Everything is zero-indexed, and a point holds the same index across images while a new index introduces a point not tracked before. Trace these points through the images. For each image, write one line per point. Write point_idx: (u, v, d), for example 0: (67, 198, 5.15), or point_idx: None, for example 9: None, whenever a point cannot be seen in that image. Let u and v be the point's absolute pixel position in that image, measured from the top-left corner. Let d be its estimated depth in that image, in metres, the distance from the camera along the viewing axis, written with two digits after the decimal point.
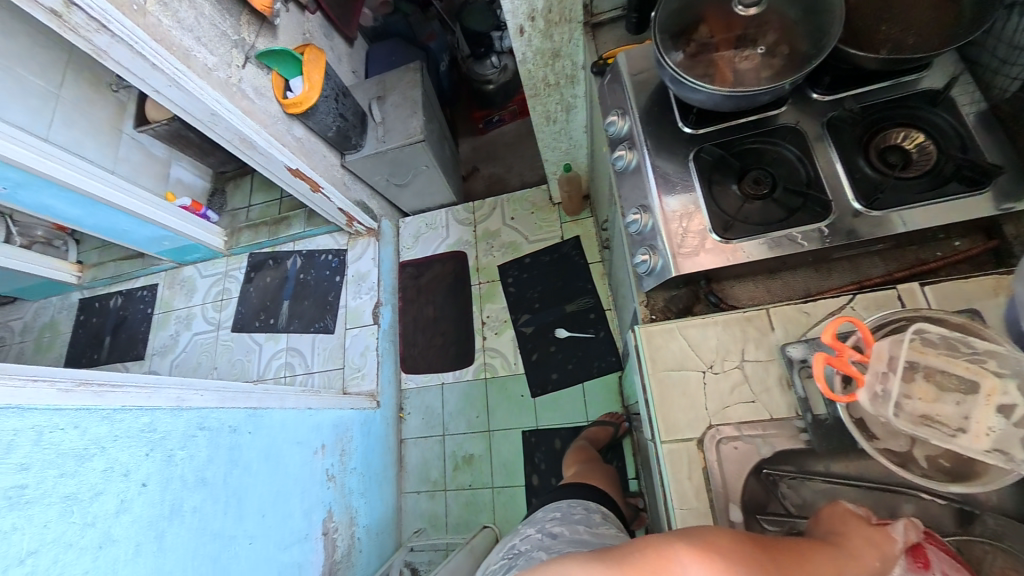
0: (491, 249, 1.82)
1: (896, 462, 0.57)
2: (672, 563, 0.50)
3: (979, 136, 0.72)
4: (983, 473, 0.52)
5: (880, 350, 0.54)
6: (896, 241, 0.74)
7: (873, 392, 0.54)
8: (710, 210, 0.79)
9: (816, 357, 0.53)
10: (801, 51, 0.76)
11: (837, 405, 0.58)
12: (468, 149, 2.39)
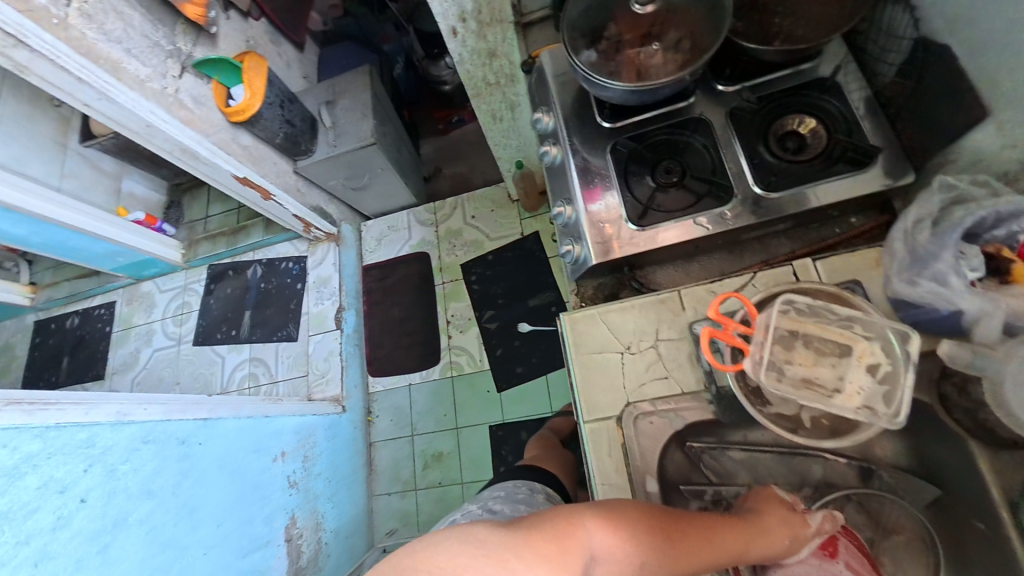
0: (453, 248, 1.82)
1: (789, 427, 0.61)
2: (584, 529, 0.52)
3: (864, 119, 0.80)
4: (858, 430, 0.57)
5: (762, 323, 0.58)
6: (796, 220, 0.82)
7: (755, 362, 0.57)
8: (626, 200, 0.85)
9: (703, 332, 0.58)
10: (701, 47, 0.81)
11: (730, 377, 0.61)
12: (430, 149, 2.39)
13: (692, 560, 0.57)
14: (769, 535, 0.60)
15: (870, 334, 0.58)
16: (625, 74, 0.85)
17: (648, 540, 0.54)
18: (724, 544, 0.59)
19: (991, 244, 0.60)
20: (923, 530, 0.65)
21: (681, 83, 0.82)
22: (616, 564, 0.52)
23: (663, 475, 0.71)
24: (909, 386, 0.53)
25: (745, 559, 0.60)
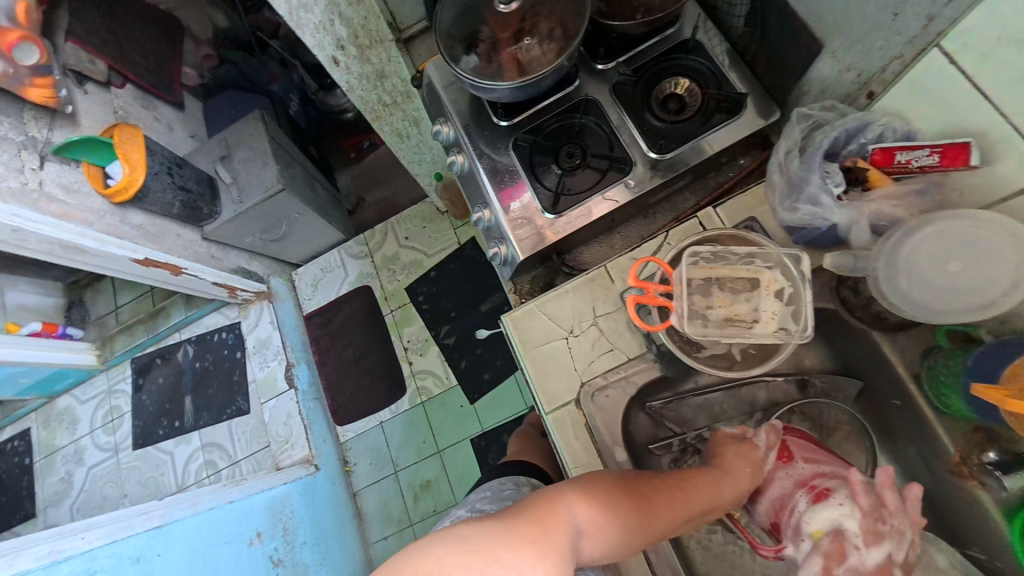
0: (394, 274, 1.77)
1: (726, 364, 0.66)
2: (564, 506, 0.53)
3: (727, 71, 0.89)
4: (777, 354, 0.63)
5: (676, 278, 0.63)
6: (692, 176, 0.89)
7: (681, 315, 0.62)
8: (537, 191, 0.87)
9: (628, 299, 0.62)
10: (571, 31, 0.85)
11: (664, 335, 0.65)
12: (349, 180, 2.29)
13: (671, 513, 0.60)
14: (732, 472, 0.65)
15: (770, 263, 0.65)
16: (508, 71, 0.87)
17: (625, 503, 0.57)
18: (699, 492, 0.62)
19: (850, 159, 0.67)
20: (856, 421, 0.72)
21: (562, 70, 0.86)
22: (601, 530, 0.54)
23: (628, 437, 0.74)
24: (810, 300, 0.60)
25: (721, 500, 0.63)
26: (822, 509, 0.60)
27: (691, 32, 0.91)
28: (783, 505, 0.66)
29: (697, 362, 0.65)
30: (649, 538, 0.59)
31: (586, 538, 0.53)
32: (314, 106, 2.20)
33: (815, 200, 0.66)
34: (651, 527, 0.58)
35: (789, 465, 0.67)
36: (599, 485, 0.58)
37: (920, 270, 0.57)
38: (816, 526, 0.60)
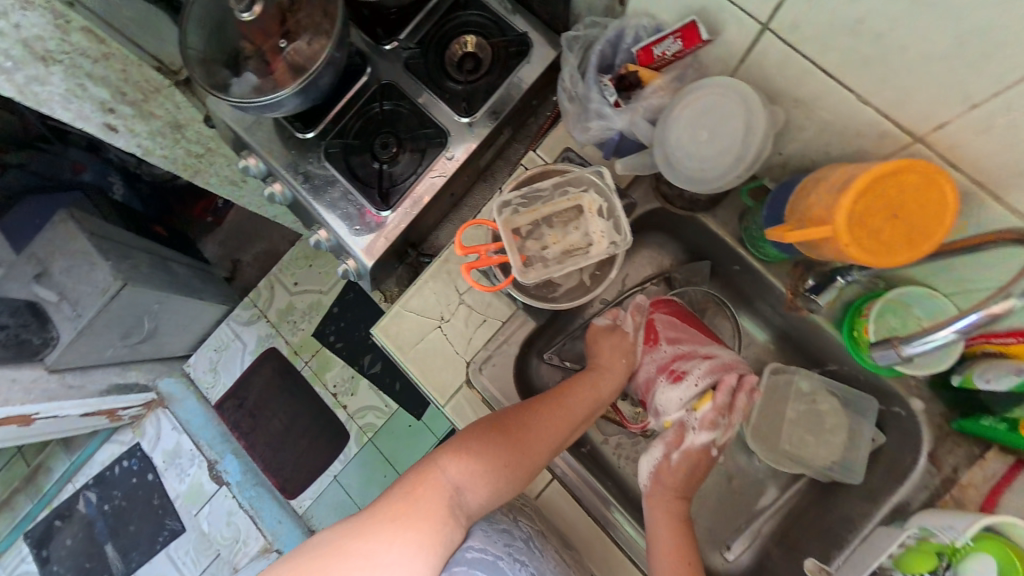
0: (296, 323, 1.53)
1: (583, 290, 0.71)
2: (436, 469, 0.61)
3: (509, 16, 0.89)
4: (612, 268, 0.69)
5: (502, 237, 0.64)
6: (512, 127, 0.92)
7: (518, 267, 0.64)
8: (363, 192, 0.84)
9: (465, 268, 0.63)
10: (331, 16, 0.79)
11: (516, 290, 0.68)
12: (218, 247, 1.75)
13: (549, 431, 0.66)
14: (602, 371, 0.73)
15: (584, 187, 0.69)
16: (282, 78, 0.80)
17: (498, 442, 0.63)
18: (571, 402, 0.69)
19: (626, 65, 0.70)
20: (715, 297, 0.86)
21: (335, 62, 0.80)
22: (479, 476, 0.61)
23: (528, 385, 0.79)
24: (621, 209, 0.66)
25: (595, 400, 0.71)
26: (673, 391, 0.71)
27: None
28: (648, 386, 0.76)
29: (555, 300, 0.70)
30: (536, 458, 0.64)
31: (465, 488, 0.60)
32: (144, 180, 1.58)
33: (602, 115, 0.71)
34: (534, 452, 0.64)
35: (654, 348, 0.76)
36: (474, 436, 0.63)
37: (685, 142, 0.62)
38: (667, 404, 0.72)
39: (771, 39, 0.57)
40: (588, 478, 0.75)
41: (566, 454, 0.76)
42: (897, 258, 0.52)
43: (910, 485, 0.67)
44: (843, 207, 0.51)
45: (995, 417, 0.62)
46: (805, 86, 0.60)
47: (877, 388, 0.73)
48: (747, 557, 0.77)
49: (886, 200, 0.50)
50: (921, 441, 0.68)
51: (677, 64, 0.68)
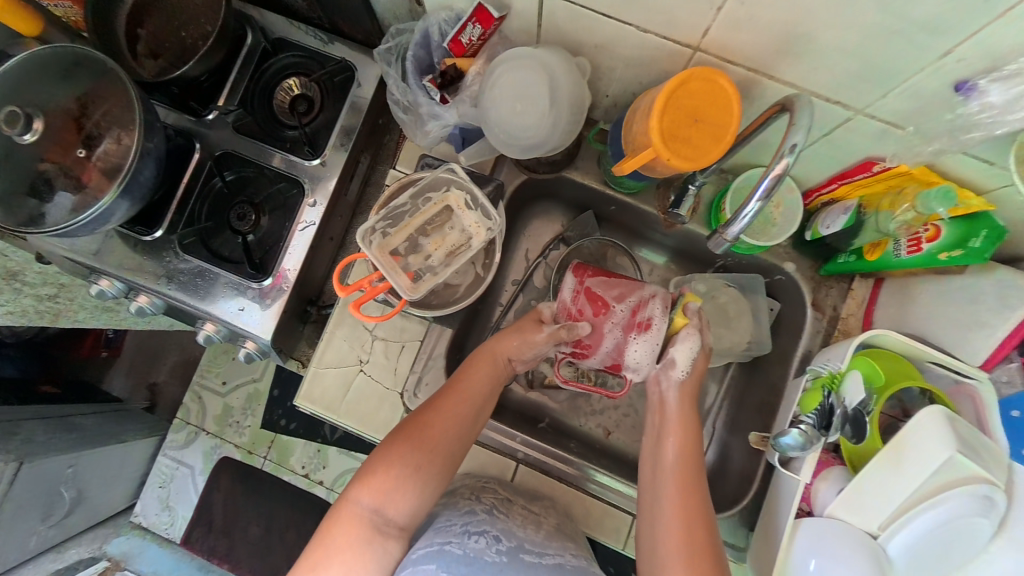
0: (240, 423, 1.28)
1: (481, 282, 0.75)
2: (350, 499, 0.61)
3: (324, 48, 0.88)
4: (494, 252, 0.74)
5: (374, 264, 0.65)
6: (369, 152, 0.92)
7: (400, 289, 0.66)
8: (238, 271, 0.80)
9: (352, 308, 0.63)
10: (127, 105, 0.73)
11: (417, 308, 0.72)
12: (127, 380, 1.52)
13: (452, 421, 0.66)
14: (494, 341, 0.75)
15: (445, 186, 0.72)
16: (98, 184, 0.73)
17: (403, 452, 0.63)
18: (467, 384, 0.69)
19: (447, 59, 0.72)
20: (614, 242, 0.93)
21: (153, 152, 0.74)
22: (394, 491, 0.61)
23: None
24: (482, 195, 0.69)
25: (492, 374, 0.72)
26: (645, 341, 0.72)
27: (268, 35, 0.88)
28: (618, 350, 0.73)
29: (460, 301, 0.74)
30: (448, 449, 0.65)
31: (383, 507, 0.60)
32: (11, 344, 1.33)
33: (434, 113, 0.74)
34: (442, 446, 0.65)
35: (607, 310, 0.73)
36: (383, 453, 0.64)
37: (503, 113, 0.61)
38: (642, 357, 0.73)
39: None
40: (546, 448, 0.80)
41: (523, 439, 0.80)
42: (714, 152, 0.58)
43: (807, 334, 0.83)
44: (655, 126, 0.57)
45: (847, 254, 0.79)
46: (599, 32, 0.66)
47: (759, 264, 0.87)
48: (713, 454, 0.88)
49: (684, 108, 0.57)
50: (804, 296, 0.84)
51: (487, 46, 0.72)
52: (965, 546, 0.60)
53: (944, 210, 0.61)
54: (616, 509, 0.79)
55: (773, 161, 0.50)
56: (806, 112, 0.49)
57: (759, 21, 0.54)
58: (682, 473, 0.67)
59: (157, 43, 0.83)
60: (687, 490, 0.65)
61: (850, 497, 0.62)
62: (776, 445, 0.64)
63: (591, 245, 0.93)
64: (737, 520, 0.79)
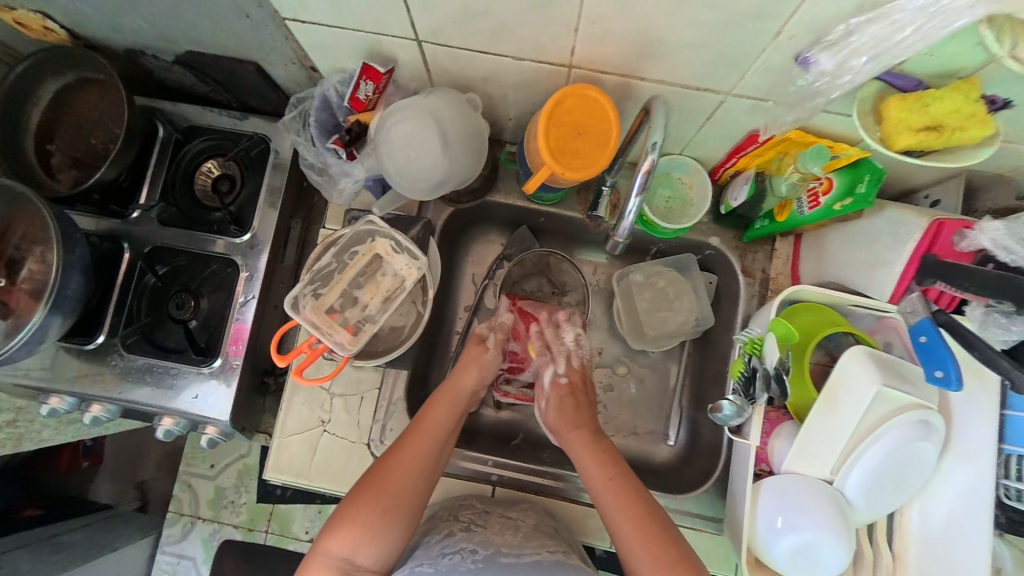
0: (235, 502, 1.23)
1: (423, 321, 0.77)
2: (321, 549, 0.62)
3: (236, 124, 0.90)
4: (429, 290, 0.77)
5: (308, 329, 0.68)
6: (300, 215, 0.94)
7: (340, 347, 0.69)
8: (186, 360, 0.81)
9: (296, 375, 0.67)
10: (41, 226, 0.74)
11: (364, 359, 0.75)
12: (112, 484, 1.42)
13: (414, 462, 0.68)
14: (454, 377, 0.78)
15: (370, 236, 0.75)
16: (23, 308, 0.73)
17: (368, 497, 0.64)
18: (427, 423, 0.71)
19: (351, 115, 0.75)
20: (555, 254, 0.95)
21: (76, 264, 0.74)
22: (362, 537, 0.62)
23: None
24: (406, 240, 0.73)
25: (451, 410, 0.74)
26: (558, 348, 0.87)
27: (180, 124, 0.90)
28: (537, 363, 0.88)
29: (405, 344, 0.76)
30: (414, 491, 0.66)
31: (354, 555, 0.62)
32: None
33: (345, 171, 0.76)
34: (406, 487, 0.66)
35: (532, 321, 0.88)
36: (351, 500, 0.65)
37: (395, 155, 0.64)
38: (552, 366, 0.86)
39: (430, 47, 0.66)
40: (521, 467, 0.83)
41: (495, 463, 0.83)
42: (600, 159, 0.62)
43: (744, 300, 0.88)
44: (543, 146, 0.61)
45: (762, 218, 0.83)
46: (483, 68, 0.69)
47: (688, 244, 0.91)
48: (686, 432, 0.91)
49: (565, 125, 0.61)
50: (734, 265, 0.89)
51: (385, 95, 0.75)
52: (911, 469, 0.65)
53: (821, 167, 0.66)
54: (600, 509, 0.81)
55: (640, 160, 0.54)
56: (660, 112, 0.54)
57: (614, 36, 0.57)
58: (613, 486, 0.70)
59: (69, 154, 0.84)
60: (631, 504, 0.68)
61: (801, 448, 0.65)
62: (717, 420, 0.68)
63: (535, 260, 0.95)
64: (713, 493, 0.83)
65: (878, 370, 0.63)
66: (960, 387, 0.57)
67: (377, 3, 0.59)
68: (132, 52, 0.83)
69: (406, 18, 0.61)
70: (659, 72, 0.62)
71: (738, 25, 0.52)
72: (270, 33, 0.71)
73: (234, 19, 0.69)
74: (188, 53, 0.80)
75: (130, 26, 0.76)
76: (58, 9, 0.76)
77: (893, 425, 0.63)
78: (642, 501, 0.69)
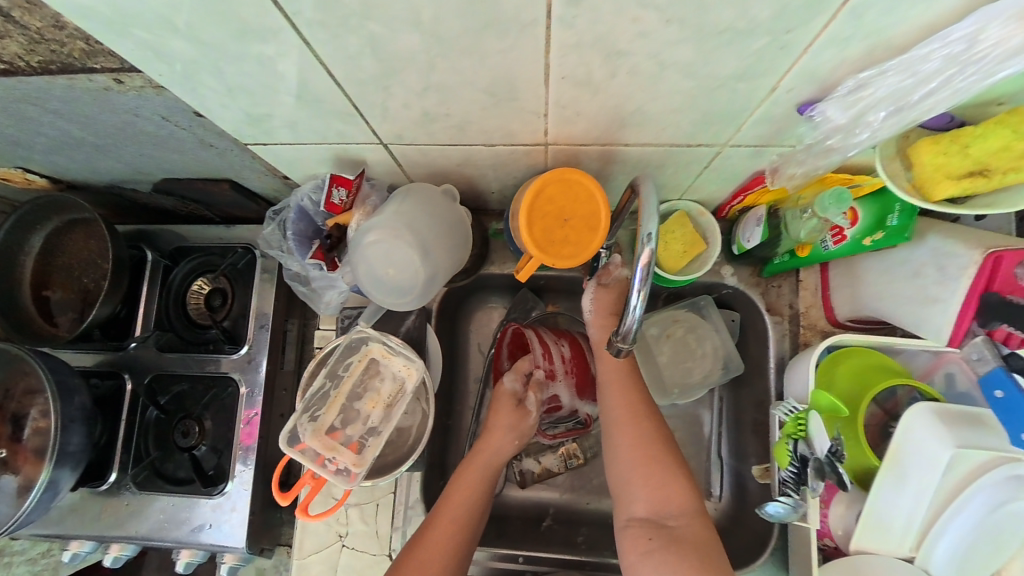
0: None
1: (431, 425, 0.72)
2: None
3: (220, 236, 0.87)
4: (431, 387, 0.73)
5: (309, 463, 0.63)
6: (295, 315, 0.89)
7: (343, 477, 0.64)
8: (197, 489, 0.79)
9: (301, 515, 0.63)
10: (35, 384, 0.73)
11: (371, 478, 0.69)
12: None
13: (444, 551, 0.65)
14: (481, 445, 0.75)
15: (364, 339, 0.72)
16: (29, 467, 0.71)
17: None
18: (454, 507, 0.69)
19: (329, 219, 0.72)
20: (563, 313, 0.91)
21: (76, 417, 0.73)
22: None
23: None
24: (400, 343, 0.70)
25: (479, 483, 0.72)
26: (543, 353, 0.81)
27: (164, 244, 0.88)
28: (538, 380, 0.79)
29: (414, 451, 0.71)
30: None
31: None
32: None
33: (329, 281, 0.74)
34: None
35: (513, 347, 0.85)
36: None
37: (371, 263, 0.61)
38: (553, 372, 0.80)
39: (397, 147, 0.61)
40: (554, 558, 0.80)
41: (528, 557, 0.80)
42: (593, 241, 0.57)
43: (774, 340, 0.80)
44: (528, 241, 0.56)
45: (781, 255, 0.73)
46: (456, 156, 0.64)
47: (702, 285, 0.84)
48: (731, 488, 0.84)
49: (548, 214, 0.56)
50: (757, 303, 0.81)
51: (362, 196, 0.70)
52: (1009, 530, 0.56)
53: (843, 213, 0.56)
54: None
55: (637, 251, 0.47)
56: (653, 197, 0.48)
57: (589, 115, 0.51)
58: (631, 427, 0.66)
59: (66, 291, 0.84)
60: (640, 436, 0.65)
61: (868, 524, 0.58)
62: (768, 516, 0.60)
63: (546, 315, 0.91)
64: (774, 563, 0.75)
65: (951, 430, 0.55)
66: None
67: (335, 120, 0.55)
68: (113, 187, 0.83)
69: (367, 127, 0.57)
70: (645, 137, 0.55)
71: (729, 86, 0.45)
72: (238, 156, 0.68)
73: (198, 149, 0.67)
74: (164, 181, 0.79)
75: (104, 168, 0.75)
76: (33, 163, 0.75)
77: (978, 489, 0.55)
78: (658, 439, 0.65)
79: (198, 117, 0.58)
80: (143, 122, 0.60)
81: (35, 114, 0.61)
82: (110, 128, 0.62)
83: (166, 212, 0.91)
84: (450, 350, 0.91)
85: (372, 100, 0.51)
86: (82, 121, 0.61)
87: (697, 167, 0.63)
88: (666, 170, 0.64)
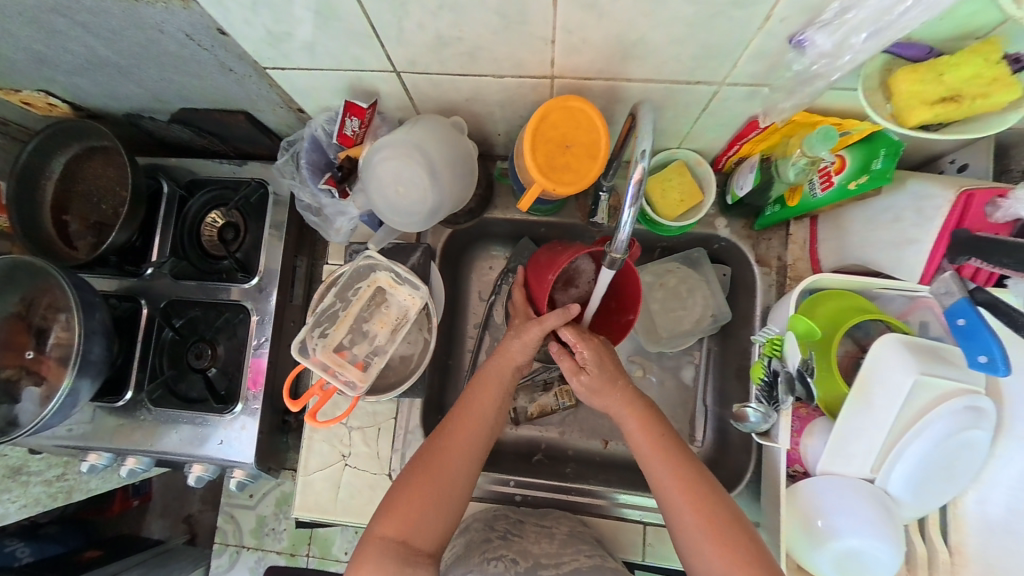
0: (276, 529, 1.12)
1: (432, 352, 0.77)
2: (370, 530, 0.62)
3: (235, 172, 0.90)
4: (432, 318, 0.78)
5: (318, 372, 0.68)
6: (304, 253, 0.94)
7: (351, 388, 0.69)
8: (209, 409, 0.84)
9: (309, 418, 0.68)
10: (58, 297, 0.77)
11: (372, 399, 0.73)
12: (165, 519, 1.27)
13: (457, 450, 0.66)
14: (501, 358, 0.73)
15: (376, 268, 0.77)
16: (54, 376, 0.75)
17: (420, 487, 0.63)
18: (469, 412, 0.69)
19: (341, 152, 0.75)
20: None
21: (98, 330, 0.77)
22: (409, 520, 0.61)
23: None
24: (406, 271, 0.74)
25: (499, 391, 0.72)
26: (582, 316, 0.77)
27: (180, 179, 0.92)
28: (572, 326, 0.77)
29: (416, 369, 0.76)
30: (468, 464, 0.66)
31: (409, 538, 0.61)
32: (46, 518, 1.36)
33: (339, 210, 0.78)
34: (456, 476, 0.65)
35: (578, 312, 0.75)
36: (407, 481, 0.64)
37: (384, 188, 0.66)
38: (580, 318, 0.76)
39: (408, 76, 0.64)
40: (543, 485, 0.85)
41: (518, 483, 0.85)
42: (592, 170, 0.61)
43: (761, 291, 0.83)
44: (532, 167, 0.60)
45: (773, 205, 0.76)
46: (465, 91, 0.67)
47: (696, 237, 0.88)
48: (711, 431, 0.89)
49: (550, 140, 0.60)
50: (747, 256, 0.85)
51: (373, 128, 0.73)
52: (963, 456, 0.61)
53: (829, 150, 0.60)
54: (629, 521, 0.82)
55: (632, 169, 0.50)
56: (649, 119, 0.51)
57: (593, 43, 0.54)
58: (664, 456, 0.64)
59: (84, 218, 0.87)
60: (697, 498, 0.60)
61: (835, 447, 0.63)
62: (744, 428, 0.68)
63: None
64: (748, 496, 0.80)
65: (914, 358, 0.59)
66: (1009, 371, 0.53)
67: (351, 43, 0.58)
68: (132, 117, 0.86)
69: (381, 51, 0.60)
70: (645, 72, 0.58)
71: (726, 14, 0.48)
72: (255, 83, 0.71)
73: (218, 74, 0.70)
74: (182, 111, 0.82)
75: (125, 93, 0.78)
76: (56, 86, 0.78)
77: (938, 415, 0.59)
78: (687, 462, 0.63)
79: (221, 36, 0.61)
80: (167, 40, 0.63)
81: (63, 27, 0.63)
82: (136, 46, 0.65)
83: (182, 145, 0.94)
84: (452, 292, 0.95)
85: (389, 21, 0.54)
86: (110, 38, 0.64)
87: (694, 109, 0.66)
88: (666, 111, 0.67)
